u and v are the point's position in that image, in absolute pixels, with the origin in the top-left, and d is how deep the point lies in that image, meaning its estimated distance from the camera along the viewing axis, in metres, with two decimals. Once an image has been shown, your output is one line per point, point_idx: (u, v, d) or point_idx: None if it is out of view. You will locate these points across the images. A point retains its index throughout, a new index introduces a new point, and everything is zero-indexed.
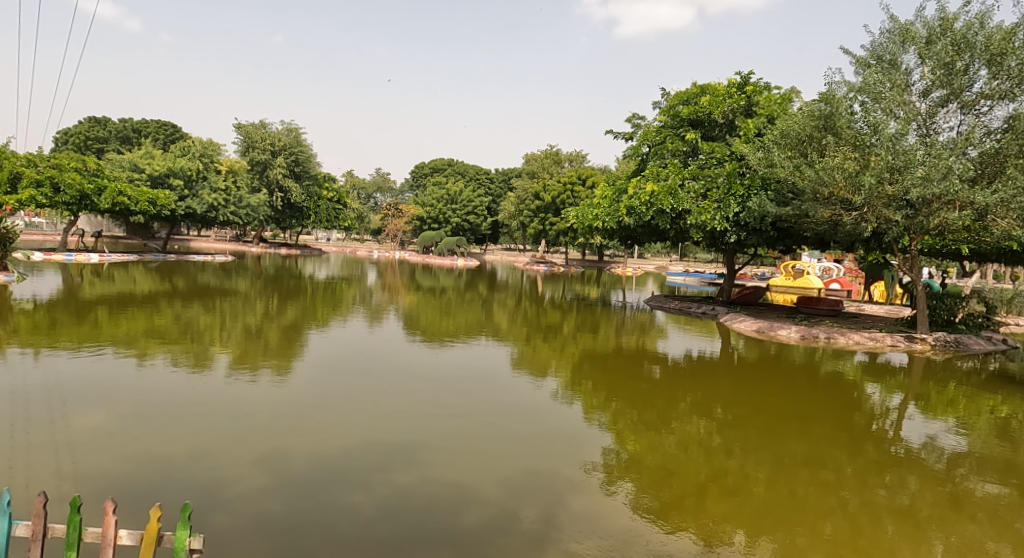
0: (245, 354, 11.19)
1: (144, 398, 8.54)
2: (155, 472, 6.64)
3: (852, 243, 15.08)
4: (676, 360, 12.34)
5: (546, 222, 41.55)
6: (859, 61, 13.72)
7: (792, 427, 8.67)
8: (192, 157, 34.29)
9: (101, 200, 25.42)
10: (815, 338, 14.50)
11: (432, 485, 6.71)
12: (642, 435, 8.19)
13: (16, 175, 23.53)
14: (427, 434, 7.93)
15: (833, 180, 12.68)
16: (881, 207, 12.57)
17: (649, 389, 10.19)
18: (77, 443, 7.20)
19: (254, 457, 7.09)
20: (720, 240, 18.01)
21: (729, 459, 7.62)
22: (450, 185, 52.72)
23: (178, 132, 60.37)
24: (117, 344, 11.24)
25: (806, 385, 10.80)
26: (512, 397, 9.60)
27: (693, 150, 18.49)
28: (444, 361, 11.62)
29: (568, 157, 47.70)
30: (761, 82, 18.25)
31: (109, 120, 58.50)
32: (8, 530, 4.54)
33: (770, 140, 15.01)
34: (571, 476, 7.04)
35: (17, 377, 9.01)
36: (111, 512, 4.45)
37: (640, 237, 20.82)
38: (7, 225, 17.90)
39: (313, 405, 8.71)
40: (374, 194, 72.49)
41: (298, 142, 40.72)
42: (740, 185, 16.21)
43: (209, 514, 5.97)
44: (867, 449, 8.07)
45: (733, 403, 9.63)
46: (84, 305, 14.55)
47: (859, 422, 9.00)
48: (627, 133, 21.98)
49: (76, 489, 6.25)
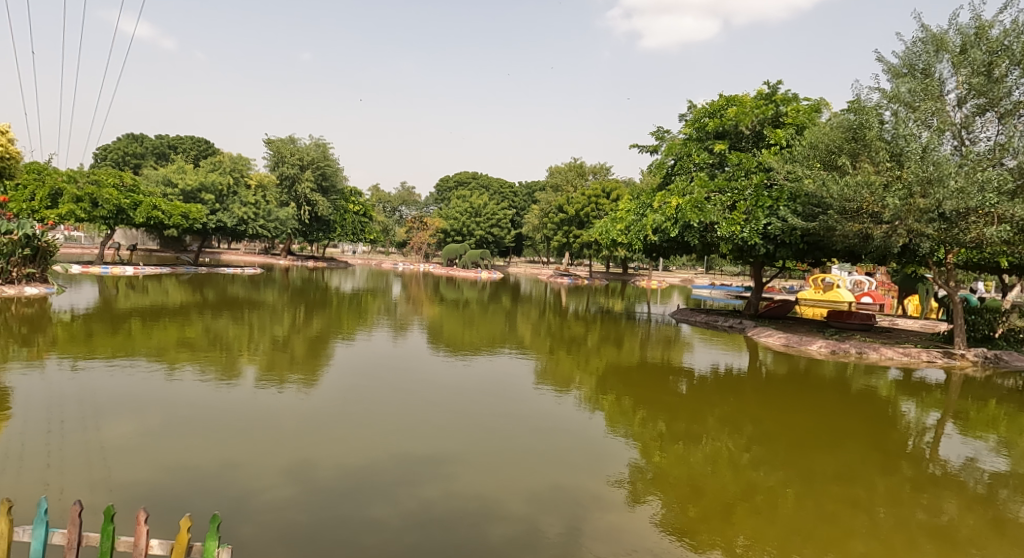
0: (272, 364, 11.34)
1: (176, 408, 8.65)
2: (184, 481, 6.73)
3: (884, 257, 14.81)
4: (702, 375, 12.18)
5: (569, 234, 41.84)
6: (891, 69, 13.51)
7: (823, 444, 8.54)
8: (223, 172, 35.09)
9: (136, 215, 25.89)
10: (847, 353, 14.29)
11: (456, 497, 6.72)
12: (667, 450, 8.12)
13: (57, 191, 24.10)
14: (453, 447, 7.92)
15: (861, 195, 12.54)
16: (912, 221, 12.31)
17: (675, 403, 10.12)
18: (109, 452, 7.30)
19: (281, 467, 7.15)
20: (747, 253, 17.85)
21: (758, 475, 7.55)
22: (475, 198, 52.99)
23: (210, 149, 62.15)
24: (149, 354, 11.47)
25: (836, 401, 10.61)
26: (537, 410, 9.61)
27: (720, 162, 18.38)
28: (468, 373, 11.64)
29: (592, 170, 47.62)
30: (789, 92, 18.19)
31: (146, 136, 60.07)
32: (45, 538, 4.64)
33: (799, 151, 14.86)
34: (597, 490, 7.01)
35: (52, 387, 9.19)
36: (142, 522, 4.52)
37: (666, 251, 20.68)
38: (48, 239, 18.26)
39: (339, 416, 8.78)
40: (399, 208, 72.99)
41: (325, 157, 41.28)
42: (768, 197, 16.16)
43: (237, 524, 6.03)
44: (903, 467, 7.94)
45: (760, 418, 9.52)
46: (119, 316, 14.83)
47: (894, 440, 8.82)
48: (651, 146, 21.98)
49: (110, 497, 6.36)
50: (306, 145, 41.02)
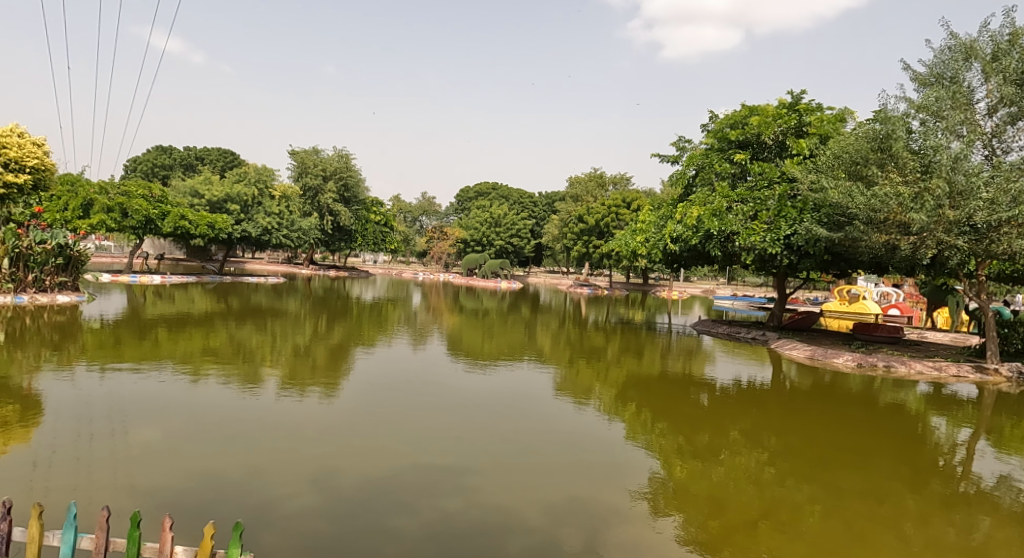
0: (294, 372, 11.42)
1: (200, 416, 8.73)
2: (210, 488, 6.77)
3: (913, 268, 14.57)
4: (725, 387, 12.05)
5: (589, 244, 41.75)
6: (919, 78, 13.33)
7: (849, 460, 8.38)
8: (248, 182, 35.57)
9: (164, 225, 26.35)
10: (873, 366, 14.06)
11: (477, 509, 6.70)
12: (688, 463, 8.03)
13: (89, 202, 24.50)
14: (474, 459, 7.90)
15: (888, 205, 12.36)
16: (941, 232, 12.13)
17: (696, 416, 10.01)
18: (135, 458, 7.38)
19: (304, 476, 7.17)
20: (769, 264, 17.68)
21: (782, 490, 7.42)
22: (495, 208, 53.12)
23: (236, 160, 63.13)
24: (175, 362, 11.62)
25: (863, 416, 10.43)
26: (559, 421, 9.56)
27: (742, 172, 18.25)
28: (490, 383, 11.63)
29: (613, 179, 47.54)
30: (813, 102, 18.04)
31: (175, 148, 61.16)
32: (73, 542, 4.70)
33: (823, 161, 14.71)
34: (618, 503, 6.95)
35: (82, 393, 9.35)
36: (168, 528, 4.57)
37: (687, 262, 20.55)
38: (80, 248, 18.67)
39: (361, 425, 8.81)
40: (419, 218, 73.41)
41: (348, 168, 41.62)
42: (791, 208, 16.00)
43: (260, 532, 6.06)
44: (934, 485, 7.76)
45: (783, 433, 9.38)
46: (146, 324, 15.03)
47: (924, 457, 8.64)
48: (673, 156, 21.89)
49: (137, 503, 6.42)
50: (329, 156, 41.45)
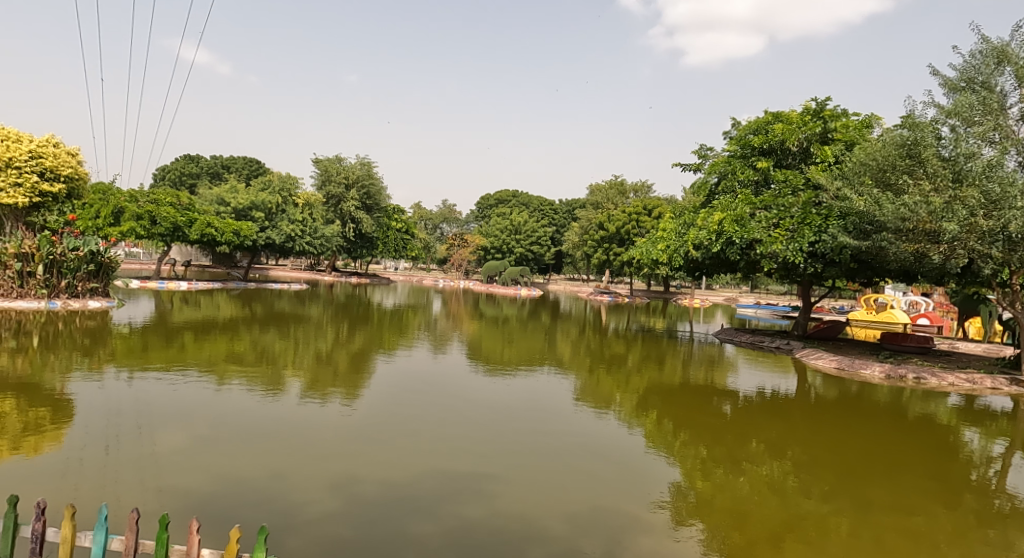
0: (316, 378, 11.47)
1: (224, 420, 8.79)
2: (235, 492, 6.80)
3: (943, 277, 14.30)
4: (748, 397, 11.90)
5: (610, 252, 41.59)
6: (948, 83, 13.12)
7: (877, 473, 8.21)
8: (272, 191, 35.96)
9: (191, 232, 26.59)
10: (902, 378, 13.80)
11: (498, 517, 6.66)
12: (710, 474, 7.91)
13: (120, 210, 24.85)
14: (496, 466, 7.87)
15: (918, 213, 12.15)
16: (974, 241, 11.93)
17: (718, 426, 9.89)
18: (162, 462, 7.45)
19: (327, 481, 7.20)
20: (793, 272, 17.46)
21: (806, 503, 7.30)
22: (516, 215, 53.14)
23: (261, 169, 63.93)
24: (200, 367, 11.73)
25: (891, 427, 10.23)
26: (581, 430, 9.49)
27: (765, 179, 18.07)
28: (511, 391, 11.58)
29: (633, 187, 47.39)
30: (838, 108, 17.86)
31: (202, 157, 62.09)
32: (104, 543, 4.75)
33: (849, 168, 14.53)
34: (641, 514, 6.87)
35: (109, 397, 9.46)
36: (195, 531, 4.60)
37: (710, 270, 20.37)
38: (110, 255, 18.97)
39: (383, 431, 8.82)
40: (440, 225, 73.66)
41: (370, 176, 41.83)
42: (816, 215, 15.79)
43: (283, 536, 6.08)
44: (967, 500, 7.57)
45: (807, 444, 9.23)
46: (172, 330, 15.21)
47: (956, 471, 8.44)
48: (695, 163, 21.74)
49: (165, 505, 6.48)
50: (351, 164, 41.71)
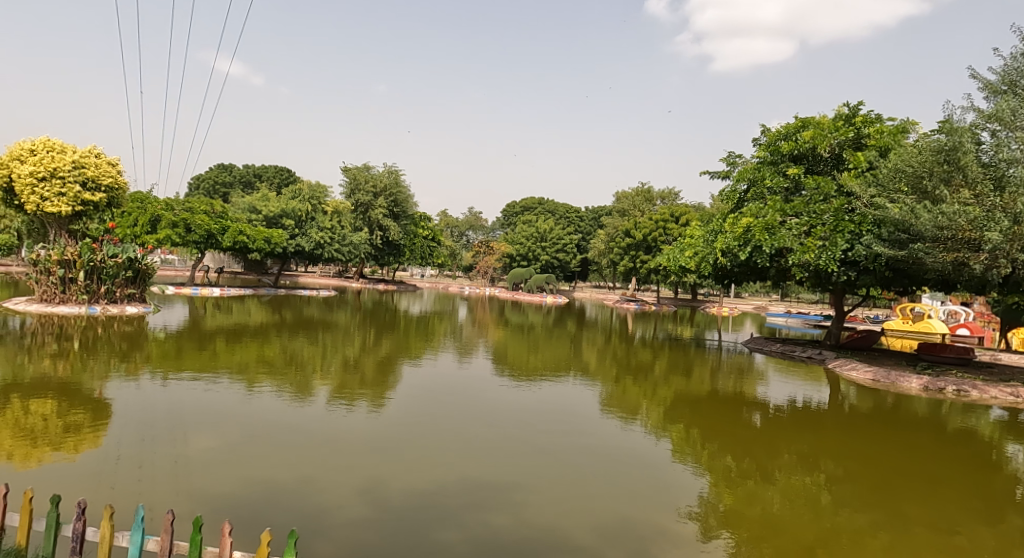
0: (344, 384, 11.53)
1: (254, 425, 8.86)
2: (265, 496, 6.84)
3: (983, 286, 13.91)
4: (780, 407, 11.68)
5: (636, 259, 41.30)
6: (989, 87, 12.78)
7: (914, 488, 8.00)
8: (302, 199, 36.41)
9: (224, 239, 26.96)
10: (940, 390, 13.46)
11: (525, 526, 6.60)
12: (740, 486, 7.77)
13: (156, 217, 25.47)
14: (523, 475, 7.80)
15: (958, 221, 11.83)
16: (1017, 250, 11.57)
17: (748, 437, 9.72)
18: (195, 464, 7.53)
19: (355, 487, 7.20)
20: (826, 280, 17.14)
21: (840, 517, 7.13)
22: (541, 223, 53.08)
23: (292, 178, 64.93)
24: (231, 372, 11.86)
25: (929, 441, 9.96)
26: (610, 439, 9.38)
27: (795, 186, 17.80)
28: (538, 399, 11.51)
29: (660, 195, 47.08)
30: (871, 113, 17.58)
31: (235, 166, 63.29)
32: (140, 543, 4.80)
33: (884, 174, 14.25)
34: (670, 526, 6.74)
35: (144, 399, 9.62)
36: (227, 533, 4.61)
37: (739, 278, 20.10)
38: (147, 262, 19.29)
39: (411, 438, 8.81)
40: (467, 233, 73.91)
41: (397, 183, 41.94)
42: (849, 223, 15.50)
43: (313, 540, 6.09)
44: (1010, 517, 7.33)
45: (841, 456, 9.03)
46: (205, 335, 15.42)
47: (998, 486, 8.18)
48: (723, 171, 21.47)
49: (197, 507, 6.54)
50: (379, 172, 41.89)
